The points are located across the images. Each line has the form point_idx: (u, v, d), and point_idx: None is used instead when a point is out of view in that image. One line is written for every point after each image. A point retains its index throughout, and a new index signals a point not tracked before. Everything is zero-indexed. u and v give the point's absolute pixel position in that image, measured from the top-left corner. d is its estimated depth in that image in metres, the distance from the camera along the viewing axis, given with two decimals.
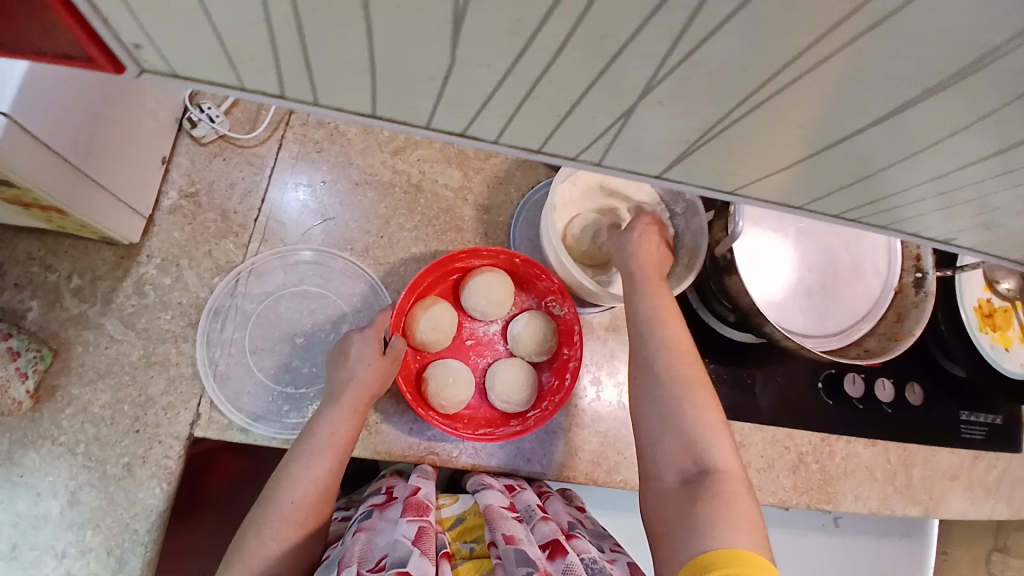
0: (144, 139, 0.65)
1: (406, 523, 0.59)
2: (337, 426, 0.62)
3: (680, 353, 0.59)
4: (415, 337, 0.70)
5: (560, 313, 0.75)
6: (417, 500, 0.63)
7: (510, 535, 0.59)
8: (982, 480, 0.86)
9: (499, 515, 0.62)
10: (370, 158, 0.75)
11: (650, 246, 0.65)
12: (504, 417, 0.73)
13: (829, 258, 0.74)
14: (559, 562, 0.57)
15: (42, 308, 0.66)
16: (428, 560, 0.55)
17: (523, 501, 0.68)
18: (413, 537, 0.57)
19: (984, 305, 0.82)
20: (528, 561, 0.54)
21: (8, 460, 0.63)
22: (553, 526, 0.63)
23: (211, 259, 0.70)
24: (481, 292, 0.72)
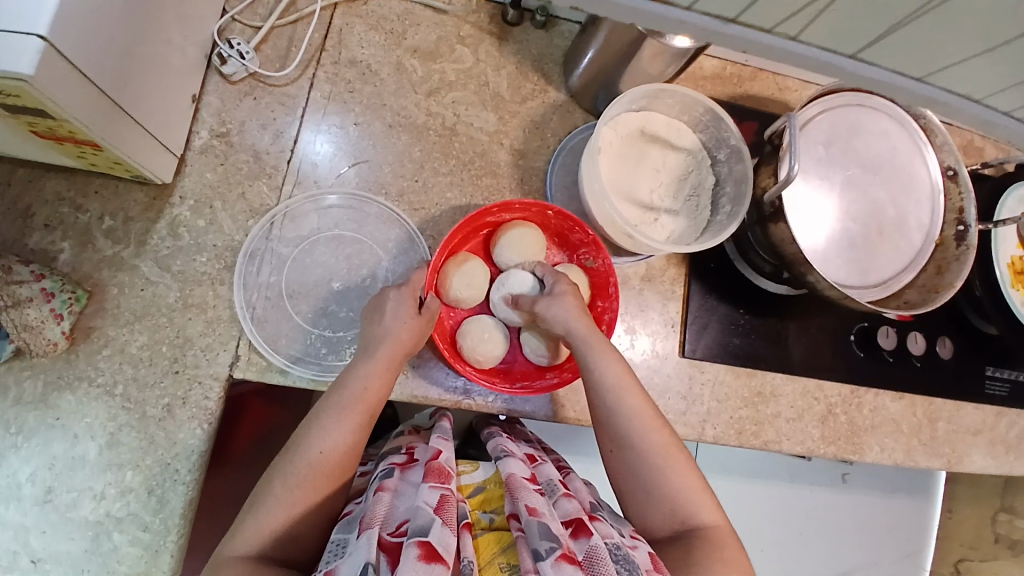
0: (175, 73, 0.63)
1: (428, 489, 0.57)
2: (368, 382, 0.61)
3: (648, 417, 0.61)
4: (450, 294, 0.70)
5: (593, 265, 0.73)
6: (438, 465, 0.61)
7: (533, 507, 0.57)
8: (1004, 438, 0.84)
9: (520, 486, 0.61)
10: (404, 99, 0.73)
11: (578, 308, 0.65)
12: (538, 371, 0.73)
13: (872, 210, 0.72)
14: (582, 543, 0.54)
15: (75, 249, 0.65)
16: (450, 531, 0.52)
17: (544, 475, 0.68)
18: (435, 505, 0.55)
19: (1017, 262, 0.82)
20: (551, 535, 0.52)
21: (44, 402, 0.63)
22: (575, 503, 0.61)
23: (245, 202, 0.68)
24: (515, 247, 0.71)
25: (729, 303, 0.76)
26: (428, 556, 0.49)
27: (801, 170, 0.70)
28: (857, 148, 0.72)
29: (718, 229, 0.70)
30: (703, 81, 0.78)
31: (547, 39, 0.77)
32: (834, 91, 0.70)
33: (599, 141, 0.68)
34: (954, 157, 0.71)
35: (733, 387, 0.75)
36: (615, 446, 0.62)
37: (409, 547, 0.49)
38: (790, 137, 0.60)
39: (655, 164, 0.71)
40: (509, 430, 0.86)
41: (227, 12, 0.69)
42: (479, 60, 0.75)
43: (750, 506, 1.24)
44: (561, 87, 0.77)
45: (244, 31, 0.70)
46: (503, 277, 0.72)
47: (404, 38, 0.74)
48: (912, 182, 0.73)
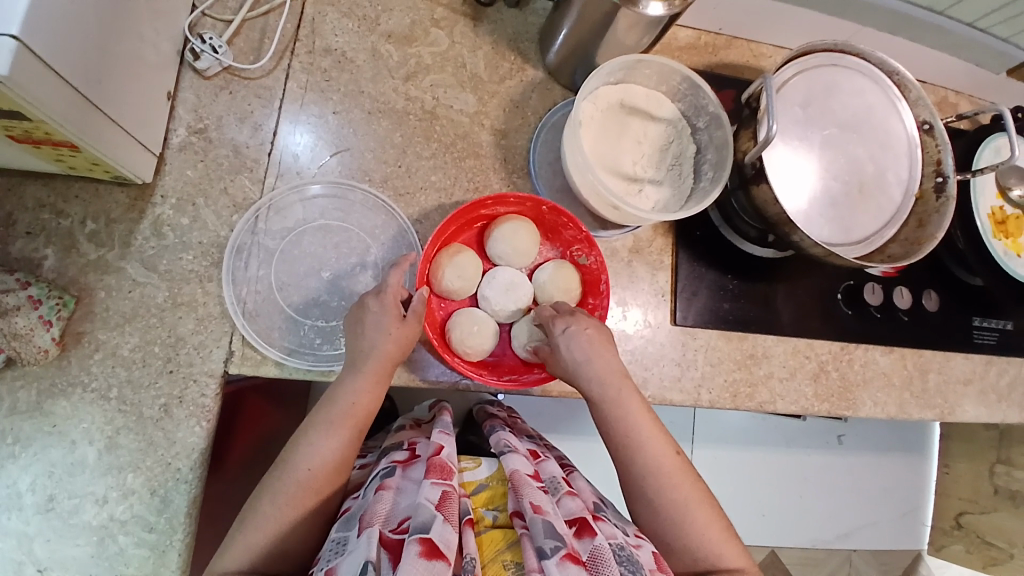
0: (147, 70, 0.62)
1: (429, 485, 0.57)
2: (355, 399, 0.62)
3: (669, 470, 0.63)
4: (440, 285, 0.69)
5: (585, 262, 0.73)
6: (439, 462, 0.61)
7: (537, 504, 0.58)
8: (994, 386, 0.85)
9: (525, 482, 0.62)
10: (382, 85, 0.73)
11: (594, 343, 0.64)
12: (528, 364, 0.73)
13: (852, 168, 0.72)
14: (586, 543, 0.56)
15: (58, 255, 0.64)
16: (451, 527, 0.53)
17: (548, 472, 0.70)
18: (437, 501, 0.55)
19: (997, 213, 0.83)
20: (556, 534, 0.54)
21: (38, 411, 0.62)
22: (579, 502, 0.63)
23: (228, 196, 0.68)
24: (508, 240, 0.71)
25: (717, 269, 0.77)
26: (429, 553, 0.50)
27: (781, 132, 0.71)
28: (834, 107, 0.73)
29: (702, 197, 0.70)
30: (679, 51, 0.78)
31: (521, 17, 0.77)
32: (807, 51, 0.71)
33: (580, 115, 0.69)
34: (929, 111, 0.72)
35: (726, 351, 0.76)
36: (637, 497, 0.64)
37: (410, 545, 0.50)
38: (767, 99, 0.61)
39: (637, 135, 0.71)
40: (509, 423, 0.87)
41: (197, 7, 0.69)
42: (455, 41, 0.75)
43: (749, 473, 1.26)
44: (538, 64, 0.77)
45: (216, 25, 0.70)
46: (490, 278, 0.72)
47: (378, 23, 0.73)
48: (890, 138, 0.73)
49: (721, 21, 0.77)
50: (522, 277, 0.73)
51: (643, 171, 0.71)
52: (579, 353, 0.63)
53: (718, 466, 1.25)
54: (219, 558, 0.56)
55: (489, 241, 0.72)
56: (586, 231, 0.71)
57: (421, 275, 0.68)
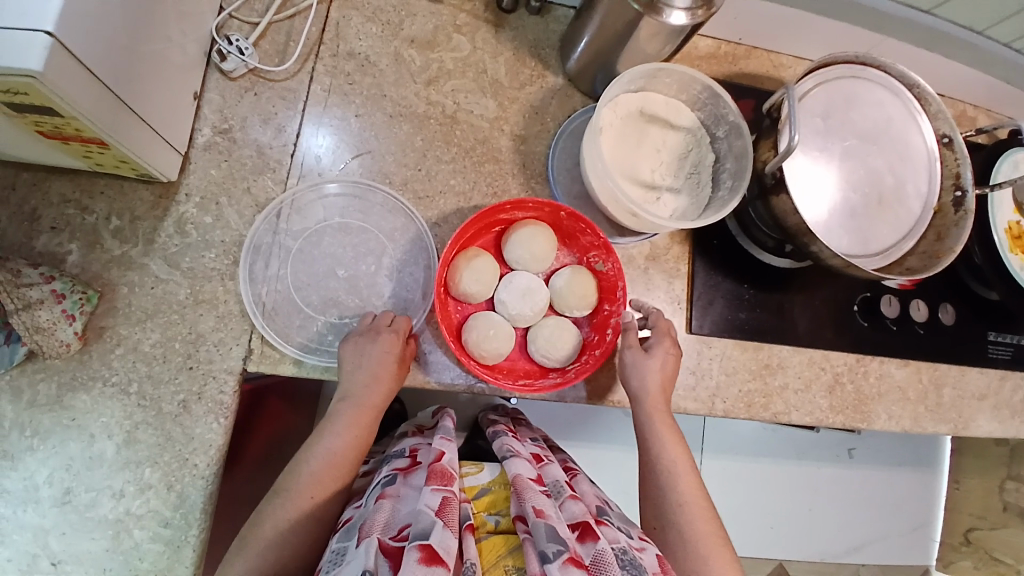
0: (175, 70, 0.63)
1: (429, 493, 0.57)
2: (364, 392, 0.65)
3: (698, 508, 0.64)
4: (458, 288, 0.70)
5: (602, 269, 0.74)
6: (439, 468, 0.62)
7: (539, 509, 0.58)
8: (1009, 401, 0.85)
9: (527, 487, 0.62)
10: (404, 89, 0.73)
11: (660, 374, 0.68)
12: (543, 369, 0.73)
13: (871, 179, 0.73)
14: (589, 546, 0.56)
15: (83, 250, 0.65)
16: (451, 533, 0.53)
17: (550, 476, 0.70)
18: (437, 508, 0.55)
19: (1014, 227, 0.82)
20: (557, 539, 0.54)
21: (59, 404, 0.63)
22: (582, 507, 0.63)
23: (250, 196, 0.69)
24: (526, 244, 0.71)
25: (733, 278, 0.77)
26: (429, 559, 0.50)
27: (800, 143, 0.71)
28: (854, 118, 0.73)
29: (719, 206, 0.70)
30: (699, 61, 0.79)
31: (543, 24, 0.77)
32: (828, 63, 0.71)
33: (600, 122, 0.69)
34: (948, 124, 0.72)
35: (741, 360, 0.76)
36: (662, 529, 0.64)
37: (410, 550, 0.50)
38: (789, 109, 0.61)
39: (655, 143, 0.72)
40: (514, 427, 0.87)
41: (224, 9, 0.70)
42: (476, 47, 0.76)
43: (758, 485, 1.25)
44: (559, 71, 0.77)
45: (242, 27, 0.71)
46: (507, 282, 0.72)
47: (401, 28, 0.74)
48: (909, 150, 0.74)
49: (741, 31, 0.78)
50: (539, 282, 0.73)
51: (660, 180, 0.71)
52: (643, 368, 0.67)
53: (728, 477, 1.24)
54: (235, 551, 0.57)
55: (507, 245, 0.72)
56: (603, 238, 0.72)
57: (440, 278, 0.69)
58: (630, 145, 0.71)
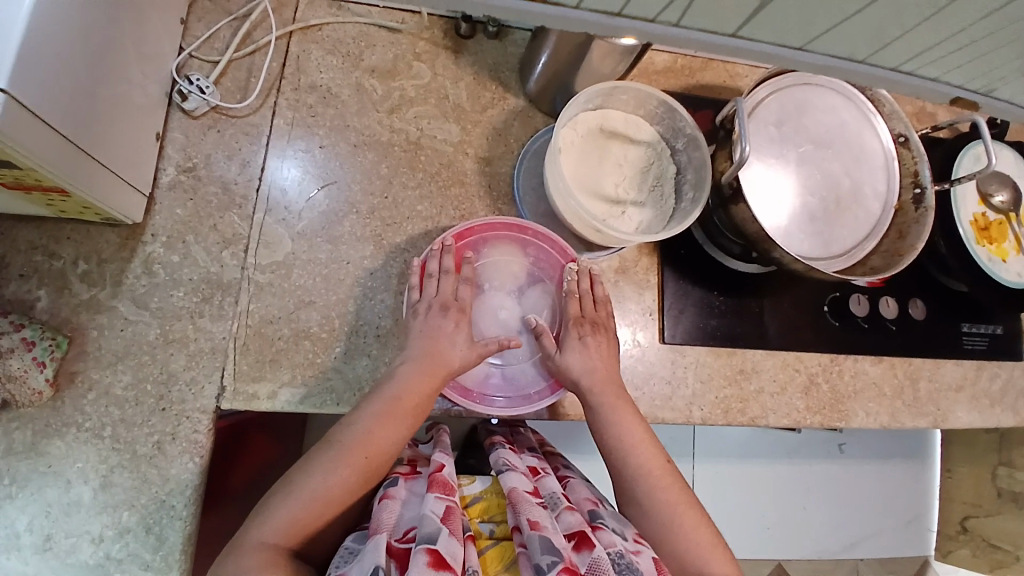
0: (136, 113, 0.63)
1: (433, 499, 0.58)
2: (392, 398, 0.63)
3: (654, 476, 0.66)
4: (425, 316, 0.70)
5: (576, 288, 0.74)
6: (442, 477, 0.62)
7: (535, 520, 0.58)
8: (986, 391, 0.86)
9: (524, 498, 0.62)
10: (367, 118, 0.74)
11: (591, 359, 0.69)
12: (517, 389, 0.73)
13: (829, 182, 0.74)
14: (586, 556, 0.56)
15: (52, 296, 0.65)
16: (457, 540, 0.54)
17: (547, 489, 0.69)
18: (441, 515, 0.56)
19: (979, 219, 0.83)
20: (554, 550, 0.54)
21: (33, 451, 0.63)
22: (579, 517, 0.62)
23: (218, 233, 0.69)
24: (495, 264, 0.73)
25: (703, 287, 0.78)
26: (437, 563, 0.50)
27: (756, 151, 0.72)
28: (808, 125, 0.75)
29: (679, 215, 0.73)
30: (656, 75, 0.80)
31: (501, 48, 0.79)
32: (780, 72, 0.73)
33: (560, 141, 0.70)
34: (903, 124, 0.74)
35: (715, 367, 0.77)
36: (625, 502, 0.67)
37: (416, 555, 0.50)
38: (739, 123, 0.62)
39: (616, 159, 0.73)
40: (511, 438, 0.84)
41: (184, 49, 0.71)
42: (436, 73, 0.77)
43: (749, 488, 1.26)
44: (520, 93, 0.78)
45: (203, 66, 0.71)
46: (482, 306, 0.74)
47: (362, 59, 0.75)
48: (865, 152, 0.75)
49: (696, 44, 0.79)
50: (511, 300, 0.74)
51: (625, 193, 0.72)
52: (581, 356, 0.68)
53: (722, 480, 1.25)
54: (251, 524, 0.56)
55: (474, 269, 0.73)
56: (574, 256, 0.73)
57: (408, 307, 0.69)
58: (591, 163, 0.72)
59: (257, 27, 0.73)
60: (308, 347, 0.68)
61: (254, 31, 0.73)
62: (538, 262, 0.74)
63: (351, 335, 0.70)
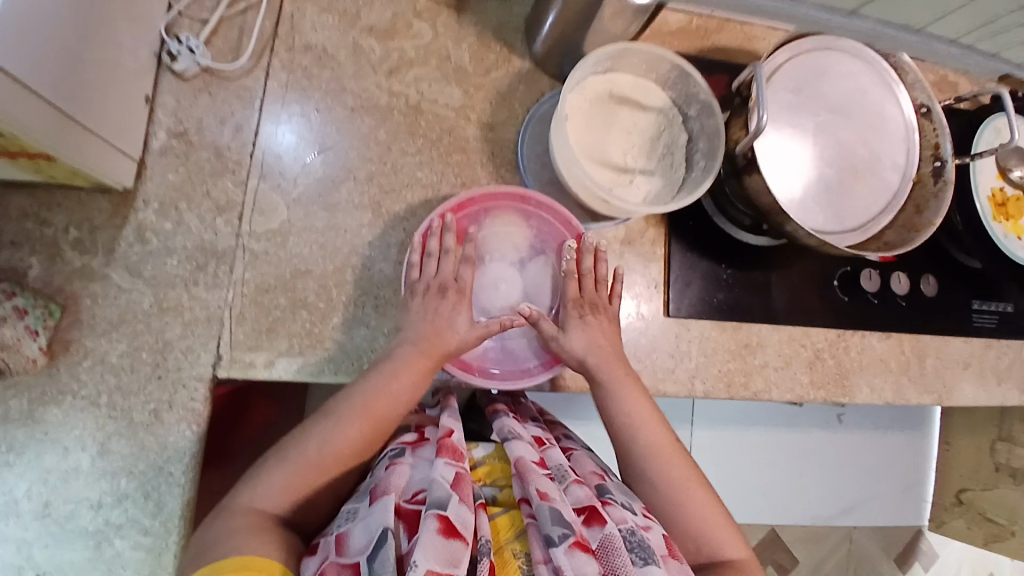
0: (125, 75, 0.61)
1: (443, 464, 0.57)
2: (395, 369, 0.63)
3: (661, 455, 0.66)
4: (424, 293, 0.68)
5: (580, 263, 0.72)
6: (451, 442, 0.61)
7: (545, 491, 0.58)
8: (993, 368, 0.85)
9: (532, 469, 0.61)
10: (365, 80, 0.71)
11: (596, 340, 0.68)
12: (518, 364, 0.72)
13: (846, 152, 0.71)
14: (596, 531, 0.56)
15: (43, 264, 0.63)
16: (468, 508, 0.53)
17: (553, 460, 0.68)
18: (451, 481, 0.55)
19: (997, 194, 0.80)
20: (564, 522, 0.54)
21: (30, 419, 0.62)
22: (587, 490, 0.62)
23: (211, 200, 0.67)
24: (496, 234, 0.71)
25: (710, 259, 0.76)
26: (448, 531, 0.50)
27: (772, 119, 0.69)
28: (827, 92, 0.71)
29: (690, 184, 0.70)
30: (669, 36, 0.76)
31: (506, 5, 0.75)
32: (800, 35, 0.69)
33: (567, 107, 0.67)
34: (926, 94, 0.71)
35: (720, 341, 0.75)
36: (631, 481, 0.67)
37: (428, 520, 0.50)
38: (757, 89, 0.59)
39: (624, 125, 0.70)
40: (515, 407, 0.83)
41: (173, 6, 0.67)
42: (438, 33, 0.73)
43: (748, 457, 1.26)
44: (525, 54, 0.75)
45: (193, 26, 0.68)
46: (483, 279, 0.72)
47: (359, 17, 0.71)
48: (885, 121, 0.72)
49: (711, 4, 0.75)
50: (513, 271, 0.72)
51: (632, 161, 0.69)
52: (586, 339, 0.67)
53: (720, 450, 1.25)
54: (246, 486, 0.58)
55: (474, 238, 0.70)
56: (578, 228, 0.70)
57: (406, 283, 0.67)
58: (598, 129, 0.69)
59: None
60: (305, 317, 0.67)
61: None
62: (541, 232, 0.72)
63: (350, 306, 0.68)
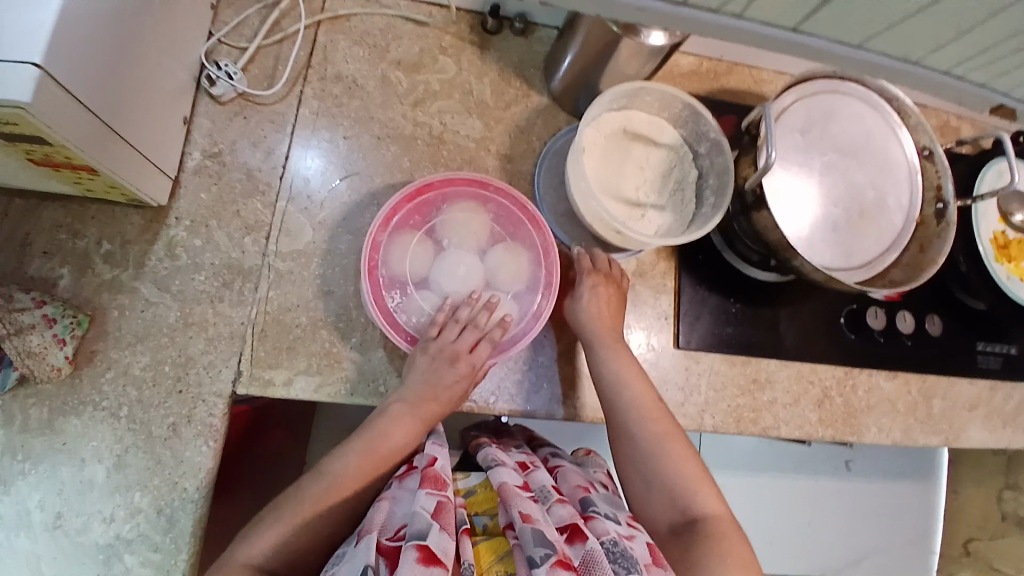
0: (165, 97, 0.64)
1: (424, 495, 0.58)
2: (392, 414, 0.65)
3: (648, 411, 0.67)
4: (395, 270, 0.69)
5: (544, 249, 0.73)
6: (434, 473, 0.61)
7: (527, 513, 0.58)
8: (1000, 411, 0.85)
9: (514, 493, 0.61)
10: (392, 111, 0.75)
11: (604, 300, 0.71)
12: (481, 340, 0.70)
13: (852, 192, 0.73)
14: (578, 548, 0.57)
15: (74, 275, 0.65)
16: (448, 535, 0.54)
17: (537, 482, 0.68)
18: (433, 510, 0.56)
19: (999, 238, 0.82)
20: (545, 542, 0.54)
21: (50, 428, 0.63)
22: (571, 508, 0.62)
23: (240, 219, 0.69)
24: (457, 223, 0.73)
25: (719, 293, 0.78)
26: (428, 559, 0.51)
27: (780, 158, 0.72)
28: (834, 133, 0.74)
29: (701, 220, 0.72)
30: (681, 78, 0.81)
31: (528, 45, 0.79)
32: (808, 78, 0.72)
33: (582, 142, 0.70)
34: (928, 136, 0.73)
35: (729, 375, 0.76)
36: (618, 438, 0.68)
37: (407, 552, 0.51)
38: (765, 129, 0.62)
39: (638, 160, 0.73)
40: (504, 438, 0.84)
41: (213, 35, 0.71)
42: (462, 69, 0.77)
43: (755, 498, 1.25)
44: (544, 91, 0.79)
45: (231, 53, 0.72)
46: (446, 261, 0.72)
47: (389, 51, 0.75)
48: (889, 162, 0.74)
49: (722, 50, 0.80)
50: (474, 260, 0.73)
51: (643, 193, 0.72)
52: (586, 307, 0.70)
53: (727, 491, 1.24)
54: (254, 528, 0.58)
55: (435, 225, 0.72)
56: (535, 212, 0.73)
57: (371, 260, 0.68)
58: (612, 164, 0.71)
59: (287, 16, 0.74)
60: (324, 336, 0.69)
61: (282, 19, 0.74)
62: (497, 219, 0.74)
63: (367, 325, 0.70)
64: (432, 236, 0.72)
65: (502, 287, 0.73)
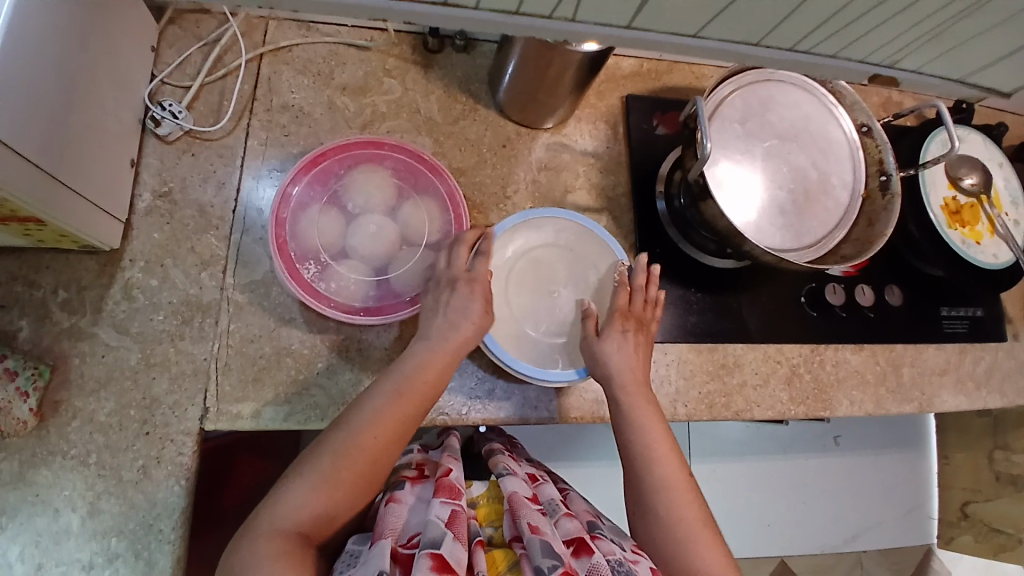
0: (110, 141, 0.64)
1: (439, 504, 0.58)
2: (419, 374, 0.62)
3: (679, 490, 0.64)
4: (308, 242, 0.70)
5: (453, 197, 0.74)
6: (449, 482, 0.62)
7: (535, 525, 0.58)
8: (971, 374, 0.87)
9: (524, 504, 0.62)
10: (340, 135, 0.75)
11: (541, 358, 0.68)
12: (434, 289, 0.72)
13: (796, 175, 0.75)
14: (584, 562, 0.57)
15: (33, 325, 0.65)
16: (461, 546, 0.54)
17: (545, 495, 0.70)
18: (447, 520, 0.56)
19: (950, 203, 0.83)
20: (553, 553, 0.55)
21: (20, 480, 0.63)
22: (576, 523, 0.63)
23: (195, 254, 0.70)
24: (359, 187, 0.73)
25: (680, 283, 0.79)
26: (441, 568, 0.51)
27: (722, 149, 0.73)
28: (772, 120, 0.76)
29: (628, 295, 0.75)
30: (624, 79, 0.83)
31: (470, 60, 0.80)
32: (742, 69, 0.74)
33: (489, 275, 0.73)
34: (865, 114, 0.75)
35: (697, 363, 0.77)
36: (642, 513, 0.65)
37: (421, 559, 0.51)
38: (700, 123, 0.63)
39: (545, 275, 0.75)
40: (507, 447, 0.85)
41: (156, 76, 0.72)
42: (407, 88, 0.78)
43: (747, 484, 1.26)
44: (490, 103, 0.80)
45: (175, 92, 0.72)
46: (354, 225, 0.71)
47: (333, 77, 0.76)
48: (830, 143, 0.76)
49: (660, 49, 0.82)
50: (385, 218, 0.72)
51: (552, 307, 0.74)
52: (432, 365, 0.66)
53: (720, 479, 1.25)
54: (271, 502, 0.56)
55: (336, 190, 0.72)
56: (431, 159, 0.74)
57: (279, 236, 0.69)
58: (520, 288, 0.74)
59: (227, 51, 0.74)
60: (289, 364, 0.69)
61: (224, 55, 0.74)
62: (398, 174, 0.74)
63: (333, 348, 0.70)
64: (337, 203, 0.72)
65: (416, 238, 0.73)
